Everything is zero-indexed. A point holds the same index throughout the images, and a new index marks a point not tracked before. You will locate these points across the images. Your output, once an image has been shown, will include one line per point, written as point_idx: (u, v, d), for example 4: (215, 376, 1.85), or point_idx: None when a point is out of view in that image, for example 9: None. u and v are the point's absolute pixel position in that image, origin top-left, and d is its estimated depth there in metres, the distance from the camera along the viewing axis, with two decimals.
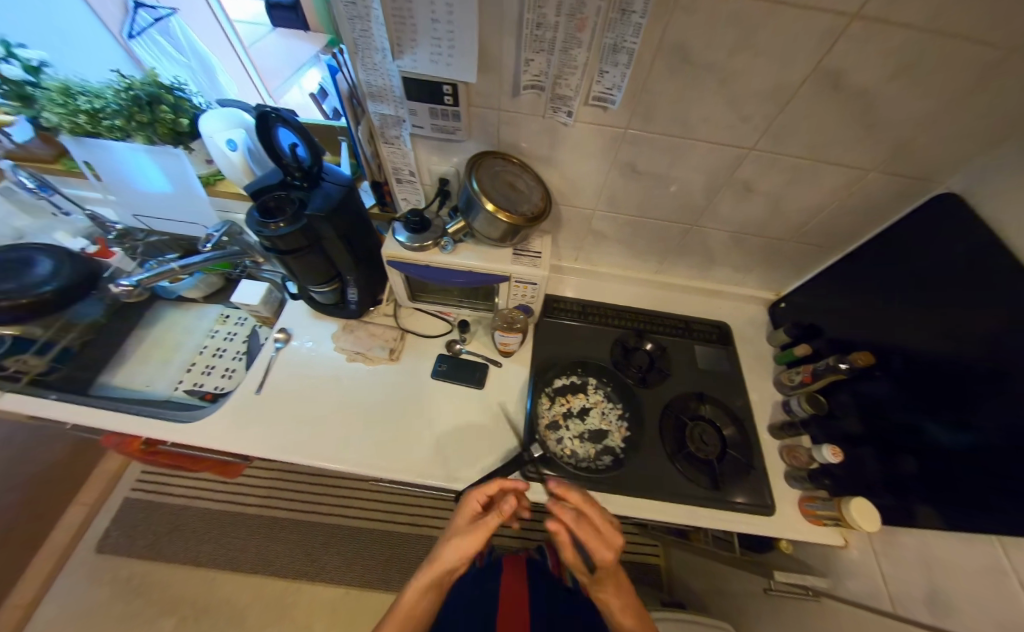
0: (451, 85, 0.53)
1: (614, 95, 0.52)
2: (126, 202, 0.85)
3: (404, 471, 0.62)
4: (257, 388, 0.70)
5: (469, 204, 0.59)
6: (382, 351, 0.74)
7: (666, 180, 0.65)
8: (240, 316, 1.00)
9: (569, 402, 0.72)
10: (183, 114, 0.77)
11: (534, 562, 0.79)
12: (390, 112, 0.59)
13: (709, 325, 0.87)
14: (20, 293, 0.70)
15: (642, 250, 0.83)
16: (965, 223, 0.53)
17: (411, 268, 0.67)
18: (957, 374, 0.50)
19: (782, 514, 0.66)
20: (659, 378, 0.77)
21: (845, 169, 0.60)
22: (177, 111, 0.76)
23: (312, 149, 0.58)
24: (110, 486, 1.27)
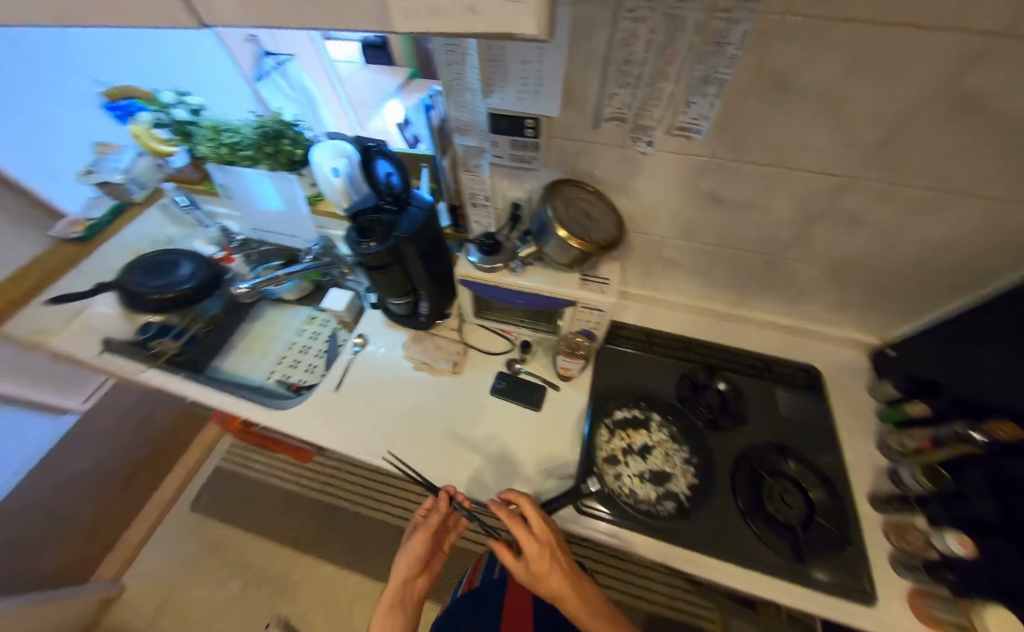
0: (534, 119, 0.55)
1: (701, 124, 0.50)
2: (250, 218, 1.02)
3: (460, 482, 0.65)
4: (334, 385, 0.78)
5: (541, 230, 0.61)
6: (447, 364, 0.79)
7: (751, 209, 0.61)
8: (324, 317, 1.13)
9: (631, 437, 0.69)
10: (300, 146, 0.91)
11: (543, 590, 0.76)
12: (474, 144, 0.63)
13: (794, 368, 0.79)
14: (165, 288, 0.89)
15: (716, 279, 0.78)
16: None
17: (481, 287, 0.71)
18: None
19: (883, 605, 0.55)
20: (731, 423, 0.71)
21: (987, 201, 0.50)
22: (296, 144, 0.90)
23: (404, 176, 0.65)
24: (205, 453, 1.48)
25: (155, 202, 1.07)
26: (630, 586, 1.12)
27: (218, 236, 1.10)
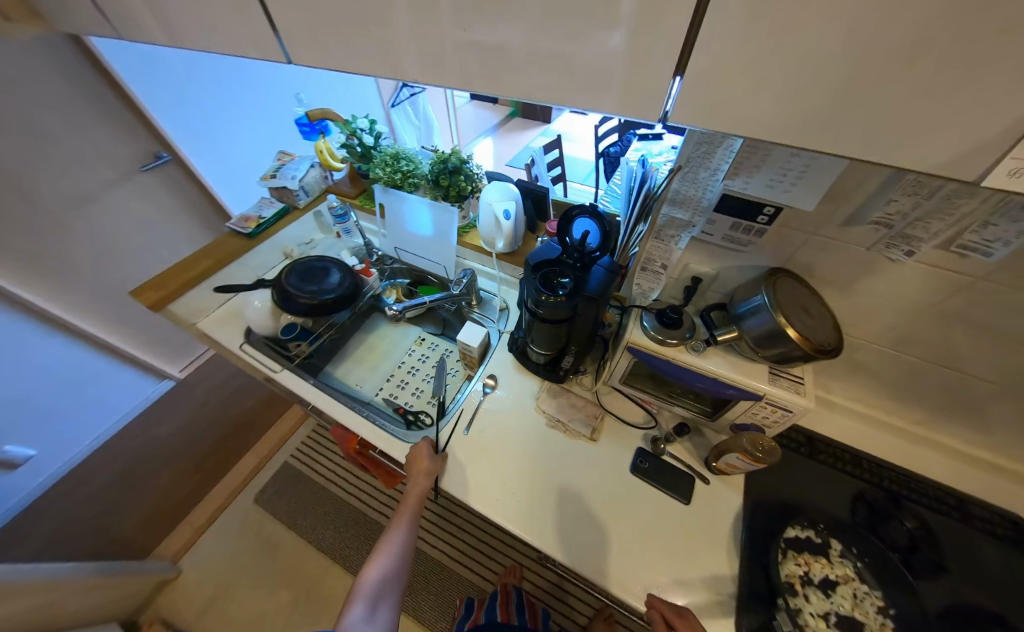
0: (775, 208, 0.54)
1: (994, 248, 0.45)
2: (397, 238, 1.08)
3: (609, 572, 0.59)
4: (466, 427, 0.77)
5: (753, 314, 0.58)
6: (585, 428, 0.75)
7: (1001, 337, 0.54)
8: (434, 341, 1.13)
9: (809, 562, 0.60)
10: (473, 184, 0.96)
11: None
12: (684, 216, 0.62)
13: (997, 515, 0.66)
14: (317, 294, 0.93)
15: (905, 393, 0.70)
16: None
17: (650, 357, 0.68)
18: None
19: None
20: (931, 572, 0.59)
21: None
22: (469, 181, 0.95)
23: (606, 238, 0.64)
24: (277, 446, 1.51)
25: (312, 208, 1.16)
26: None
27: (360, 248, 1.15)
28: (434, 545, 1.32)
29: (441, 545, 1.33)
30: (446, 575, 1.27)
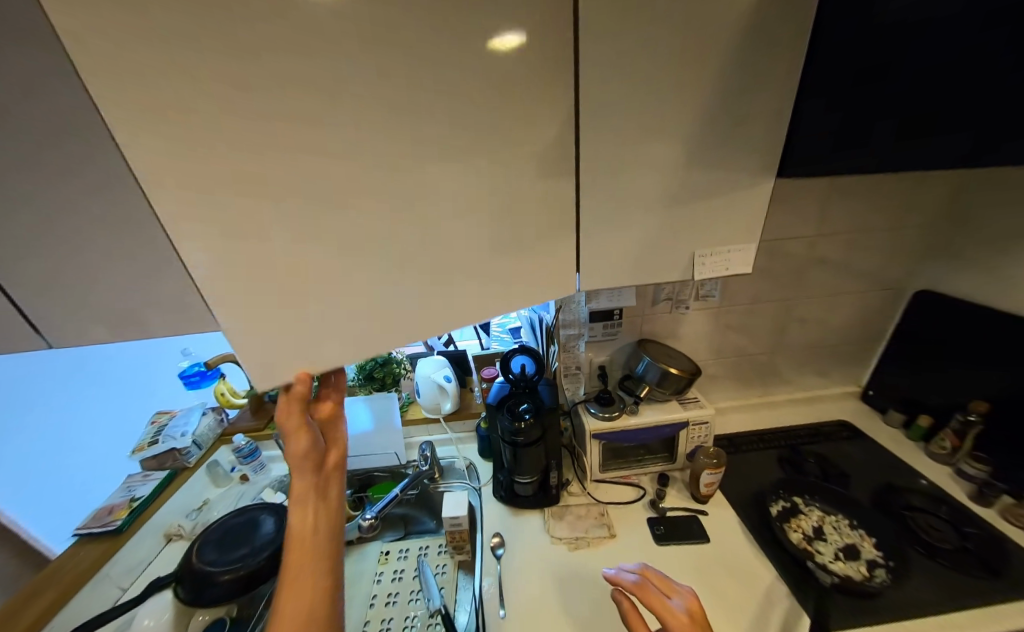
0: (619, 309, 0.90)
1: (714, 292, 0.91)
2: None
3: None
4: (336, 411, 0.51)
5: (646, 370, 0.86)
6: (602, 529, 0.79)
7: (750, 328, 0.98)
8: (402, 546, 0.98)
9: (802, 525, 0.74)
10: (401, 363, 1.08)
11: None
12: (574, 331, 0.92)
13: (834, 426, 1.01)
14: (249, 560, 0.73)
15: (745, 382, 1.07)
16: (950, 304, 0.87)
17: (610, 435, 0.84)
18: None
19: None
20: (843, 481, 0.84)
21: (852, 296, 0.95)
22: (398, 362, 1.08)
23: (539, 362, 0.87)
24: None
25: (204, 462, 0.98)
26: None
27: (284, 478, 1.00)
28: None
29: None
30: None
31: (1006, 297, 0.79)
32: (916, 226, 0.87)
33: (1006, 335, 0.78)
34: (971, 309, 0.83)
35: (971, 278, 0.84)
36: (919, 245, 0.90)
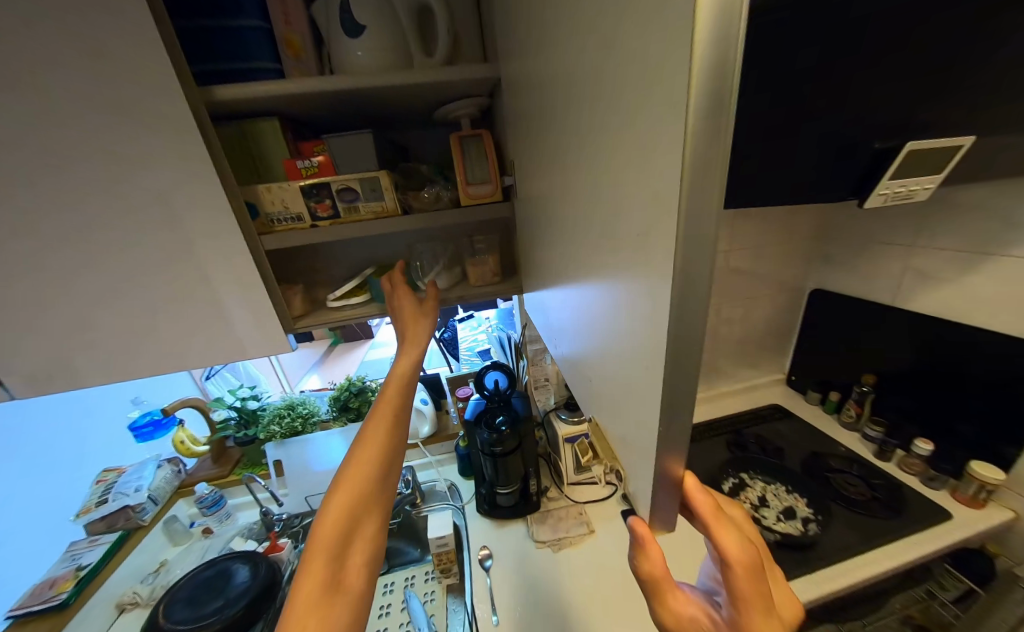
0: None
1: None
2: (304, 484, 0.98)
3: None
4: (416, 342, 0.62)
5: None
6: (581, 527, 0.85)
7: None
8: (385, 582, 0.92)
9: (749, 496, 0.85)
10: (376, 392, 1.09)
11: None
12: (541, 345, 1.00)
13: (768, 409, 1.17)
14: (223, 612, 0.71)
15: None
16: (836, 298, 1.08)
17: (581, 437, 0.92)
18: (915, 357, 0.91)
19: (960, 514, 0.78)
20: (780, 454, 0.97)
21: (765, 296, 1.15)
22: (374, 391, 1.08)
23: (511, 376, 0.94)
24: None
25: (161, 518, 0.91)
26: None
27: (254, 525, 0.95)
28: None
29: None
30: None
31: (870, 288, 1.00)
32: (801, 238, 1.09)
33: (878, 319, 0.98)
34: (851, 301, 1.04)
35: (847, 277, 1.06)
36: (807, 253, 1.11)
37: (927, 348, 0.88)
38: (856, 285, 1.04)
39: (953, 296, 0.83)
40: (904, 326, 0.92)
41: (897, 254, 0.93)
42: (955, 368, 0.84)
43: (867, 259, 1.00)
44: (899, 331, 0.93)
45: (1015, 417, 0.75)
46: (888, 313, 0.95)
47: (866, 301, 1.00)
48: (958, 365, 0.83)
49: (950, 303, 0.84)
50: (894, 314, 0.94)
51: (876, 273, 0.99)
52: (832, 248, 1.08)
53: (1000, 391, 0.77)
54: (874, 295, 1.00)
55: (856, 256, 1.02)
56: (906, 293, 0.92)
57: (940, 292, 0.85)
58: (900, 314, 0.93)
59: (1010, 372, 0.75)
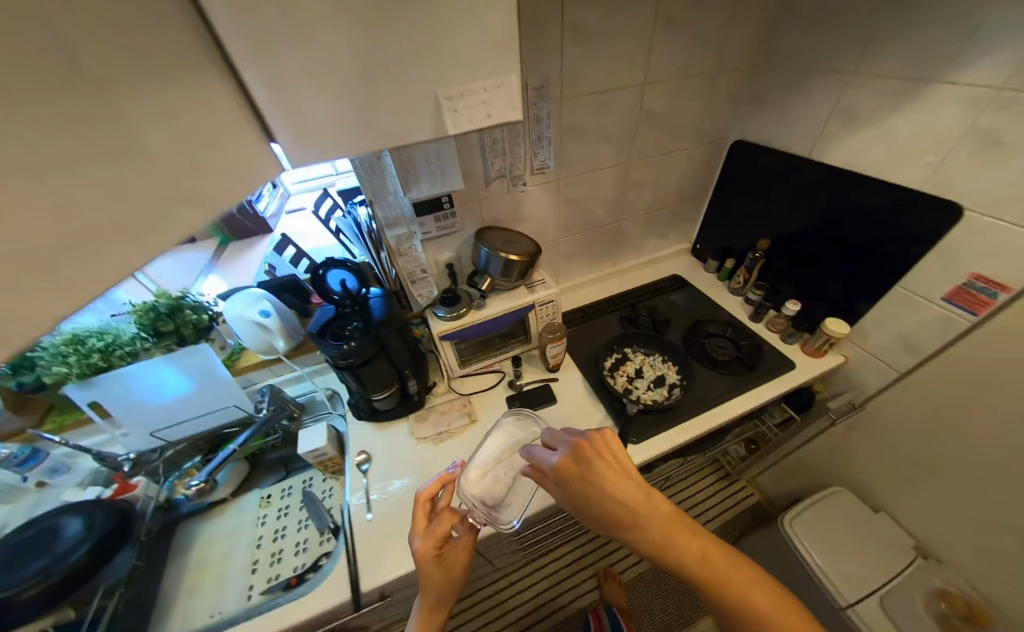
0: (448, 195, 0.77)
1: (547, 161, 0.82)
2: (143, 421, 0.83)
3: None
4: (518, 519, 0.62)
5: (486, 262, 0.80)
6: (463, 418, 0.83)
7: (594, 197, 0.96)
8: (283, 487, 0.95)
9: (625, 371, 0.86)
10: (203, 311, 0.83)
11: None
12: (404, 230, 0.78)
13: (668, 281, 1.14)
14: (52, 569, 0.62)
15: (597, 253, 1.12)
16: (755, 150, 0.93)
17: (460, 332, 0.82)
18: (811, 219, 0.85)
19: (801, 362, 0.87)
20: (666, 325, 0.97)
21: (683, 151, 0.96)
22: (199, 310, 0.82)
23: (362, 274, 0.74)
24: None
25: None
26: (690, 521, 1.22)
27: (99, 470, 0.82)
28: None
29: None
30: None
31: (793, 136, 0.84)
32: (734, 65, 0.84)
33: (790, 177, 0.87)
34: (770, 152, 0.90)
35: (774, 122, 0.87)
36: (737, 87, 0.88)
37: (824, 208, 0.81)
38: (777, 133, 0.88)
39: (873, 143, 0.70)
40: (814, 183, 0.82)
41: (832, 84, 0.74)
42: (840, 232, 0.80)
43: (798, 96, 0.81)
44: (805, 188, 0.84)
45: (880, 277, 0.75)
46: (800, 167, 0.83)
47: (784, 153, 0.86)
48: (845, 228, 0.78)
49: (860, 154, 0.72)
50: (808, 169, 0.82)
51: (803, 117, 0.81)
52: (765, 80, 0.86)
53: (872, 254, 0.75)
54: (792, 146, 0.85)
55: (787, 91, 0.82)
56: (828, 141, 0.78)
57: (856, 140, 0.73)
58: (815, 169, 0.81)
59: (893, 232, 0.71)
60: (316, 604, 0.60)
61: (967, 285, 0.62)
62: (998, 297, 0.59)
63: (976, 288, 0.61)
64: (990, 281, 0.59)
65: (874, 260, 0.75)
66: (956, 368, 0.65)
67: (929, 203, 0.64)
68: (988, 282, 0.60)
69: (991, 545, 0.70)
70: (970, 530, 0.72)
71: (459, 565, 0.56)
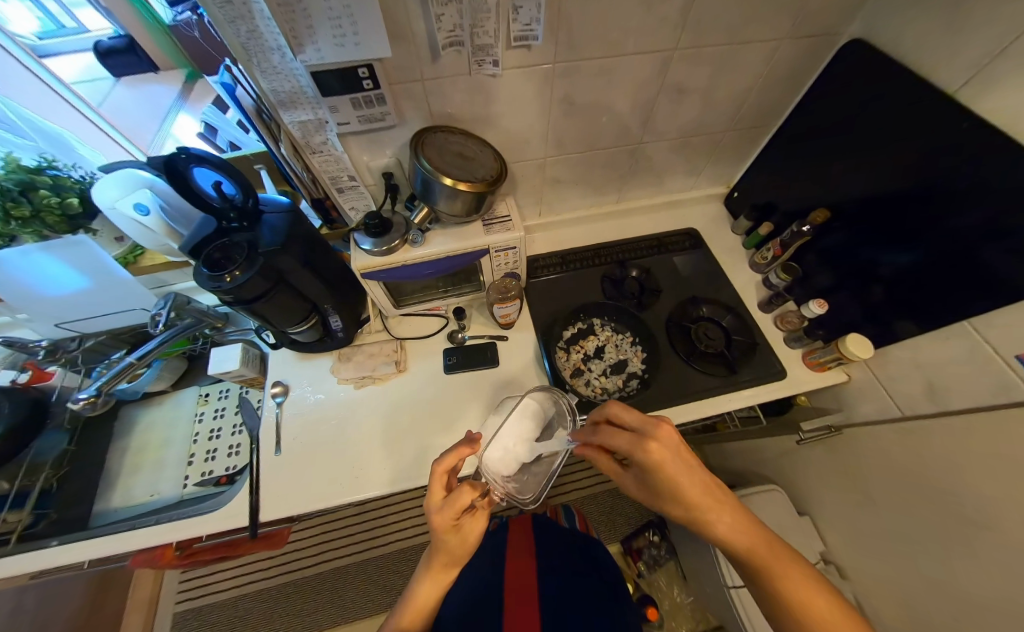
0: (366, 67, 0.50)
1: (535, 29, 0.51)
2: (42, 312, 0.75)
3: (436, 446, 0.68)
4: (534, 495, 0.61)
5: (426, 187, 0.58)
6: (389, 366, 0.74)
7: (604, 104, 0.66)
8: (220, 389, 0.93)
9: (582, 347, 0.76)
10: (68, 193, 0.66)
11: (540, 526, 0.87)
12: (309, 116, 0.56)
13: (680, 235, 0.91)
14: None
15: (599, 183, 0.86)
16: (874, 60, 0.59)
17: (386, 273, 0.65)
18: (899, 195, 0.58)
19: (793, 372, 0.73)
20: (653, 297, 0.80)
21: (762, 43, 0.61)
22: (60, 192, 0.65)
23: (242, 181, 0.54)
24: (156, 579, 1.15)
25: None
26: None
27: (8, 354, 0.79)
28: (325, 554, 1.16)
29: (347, 535, 1.18)
30: (387, 556, 1.16)
31: (945, 49, 0.51)
32: None
33: (903, 118, 0.56)
34: (896, 69, 0.56)
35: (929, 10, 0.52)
36: None
37: (925, 183, 0.54)
38: (921, 34, 0.53)
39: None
40: (930, 137, 0.53)
41: None
42: (926, 224, 0.55)
43: None
44: (912, 144, 0.55)
45: (946, 306, 0.55)
46: (927, 104, 0.53)
47: (916, 74, 0.54)
48: (936, 220, 0.53)
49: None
50: (937, 117, 0.51)
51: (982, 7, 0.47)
52: None
53: (952, 269, 0.52)
54: (934, 64, 0.52)
55: None
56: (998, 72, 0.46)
57: None
58: (951, 117, 0.50)
59: (1021, 251, 0.44)
60: (216, 523, 0.63)
61: None
62: None
63: None
64: None
65: (959, 284, 0.52)
66: (976, 438, 0.52)
67: None
68: None
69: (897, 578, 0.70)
70: (893, 565, 0.70)
71: (475, 532, 0.52)
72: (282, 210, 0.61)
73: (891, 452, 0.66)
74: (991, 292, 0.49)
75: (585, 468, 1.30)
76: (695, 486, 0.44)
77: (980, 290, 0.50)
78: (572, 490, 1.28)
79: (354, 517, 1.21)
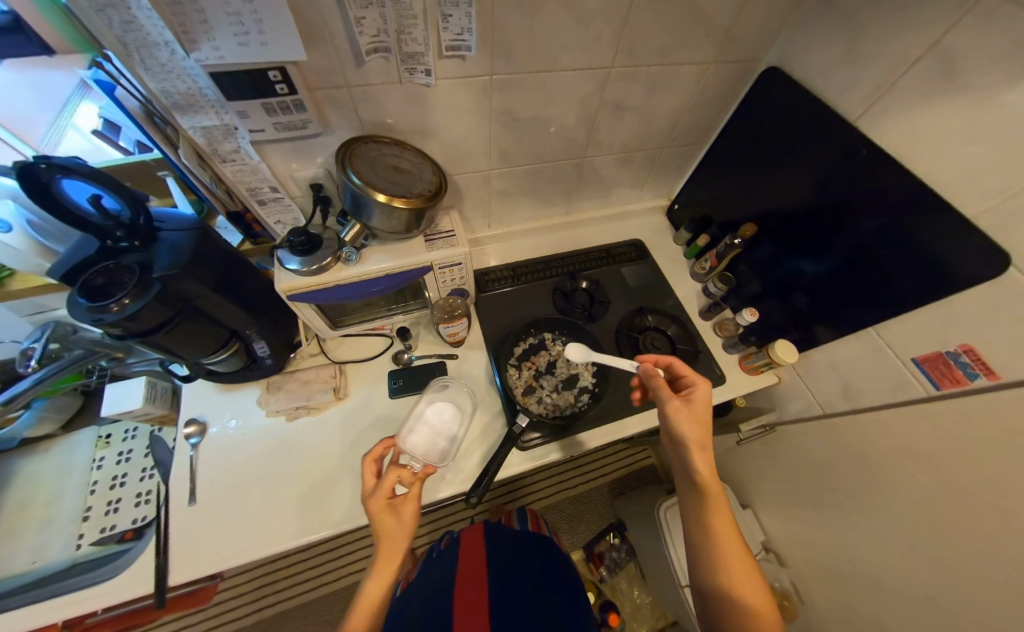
0: (278, 69, 0.45)
1: (467, 39, 0.49)
2: None
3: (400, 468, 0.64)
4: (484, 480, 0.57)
5: (357, 202, 0.54)
6: (326, 394, 0.68)
7: (545, 118, 0.66)
8: (126, 428, 0.81)
9: (534, 362, 0.75)
10: None
11: (494, 536, 0.84)
12: (214, 122, 0.49)
13: (627, 246, 0.94)
14: None
15: (547, 196, 0.86)
16: (788, 87, 0.63)
17: (316, 294, 0.60)
18: (813, 213, 0.63)
19: (732, 376, 0.77)
20: (601, 309, 0.81)
21: (691, 66, 0.64)
22: None
23: (127, 193, 0.46)
24: None
25: None
26: (586, 473, 1.32)
27: None
28: (268, 600, 1.05)
29: (294, 575, 1.08)
30: (338, 593, 1.07)
31: (845, 83, 0.56)
32: None
33: (813, 143, 0.61)
34: (806, 96, 0.61)
35: (830, 45, 0.57)
36: None
37: (833, 203, 0.59)
38: (825, 67, 0.58)
39: (957, 124, 0.43)
40: (836, 161, 0.58)
41: None
42: (835, 241, 0.60)
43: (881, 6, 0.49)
44: (822, 166, 0.60)
45: (855, 314, 0.60)
46: (832, 131, 0.58)
47: (823, 103, 0.59)
48: (844, 236, 0.59)
49: (914, 134, 0.48)
50: (841, 144, 0.56)
51: (870, 47, 0.52)
52: None
53: (859, 281, 0.58)
54: (837, 96, 0.57)
55: None
56: (886, 106, 0.51)
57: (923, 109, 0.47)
58: (852, 146, 0.54)
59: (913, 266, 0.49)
60: (109, 596, 0.53)
61: (947, 354, 0.49)
62: (973, 381, 0.45)
63: (954, 361, 0.48)
64: (978, 360, 0.45)
65: (865, 295, 0.57)
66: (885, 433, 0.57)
67: (955, 240, 0.44)
68: (975, 361, 0.45)
69: (825, 562, 0.76)
70: (822, 550, 0.76)
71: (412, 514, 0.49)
72: (186, 231, 0.53)
73: (818, 447, 0.72)
74: (890, 302, 0.54)
75: (547, 477, 1.30)
76: (704, 446, 0.49)
77: (881, 300, 0.55)
78: (534, 500, 1.27)
79: (300, 554, 1.11)
